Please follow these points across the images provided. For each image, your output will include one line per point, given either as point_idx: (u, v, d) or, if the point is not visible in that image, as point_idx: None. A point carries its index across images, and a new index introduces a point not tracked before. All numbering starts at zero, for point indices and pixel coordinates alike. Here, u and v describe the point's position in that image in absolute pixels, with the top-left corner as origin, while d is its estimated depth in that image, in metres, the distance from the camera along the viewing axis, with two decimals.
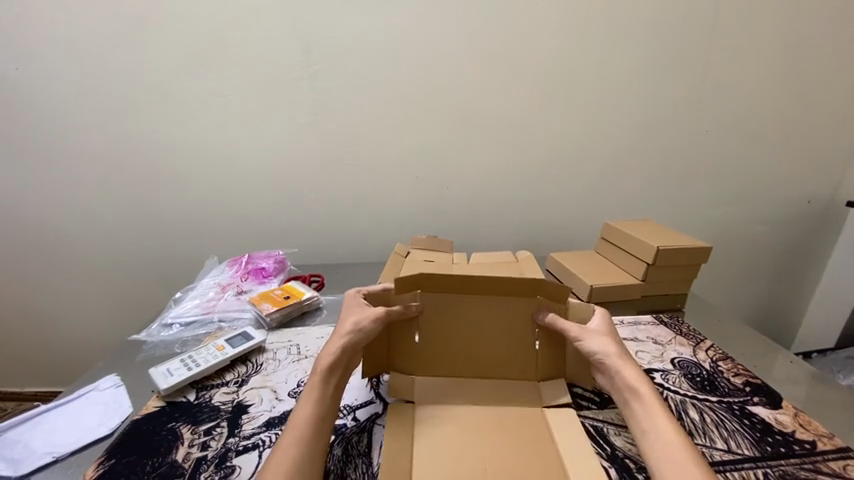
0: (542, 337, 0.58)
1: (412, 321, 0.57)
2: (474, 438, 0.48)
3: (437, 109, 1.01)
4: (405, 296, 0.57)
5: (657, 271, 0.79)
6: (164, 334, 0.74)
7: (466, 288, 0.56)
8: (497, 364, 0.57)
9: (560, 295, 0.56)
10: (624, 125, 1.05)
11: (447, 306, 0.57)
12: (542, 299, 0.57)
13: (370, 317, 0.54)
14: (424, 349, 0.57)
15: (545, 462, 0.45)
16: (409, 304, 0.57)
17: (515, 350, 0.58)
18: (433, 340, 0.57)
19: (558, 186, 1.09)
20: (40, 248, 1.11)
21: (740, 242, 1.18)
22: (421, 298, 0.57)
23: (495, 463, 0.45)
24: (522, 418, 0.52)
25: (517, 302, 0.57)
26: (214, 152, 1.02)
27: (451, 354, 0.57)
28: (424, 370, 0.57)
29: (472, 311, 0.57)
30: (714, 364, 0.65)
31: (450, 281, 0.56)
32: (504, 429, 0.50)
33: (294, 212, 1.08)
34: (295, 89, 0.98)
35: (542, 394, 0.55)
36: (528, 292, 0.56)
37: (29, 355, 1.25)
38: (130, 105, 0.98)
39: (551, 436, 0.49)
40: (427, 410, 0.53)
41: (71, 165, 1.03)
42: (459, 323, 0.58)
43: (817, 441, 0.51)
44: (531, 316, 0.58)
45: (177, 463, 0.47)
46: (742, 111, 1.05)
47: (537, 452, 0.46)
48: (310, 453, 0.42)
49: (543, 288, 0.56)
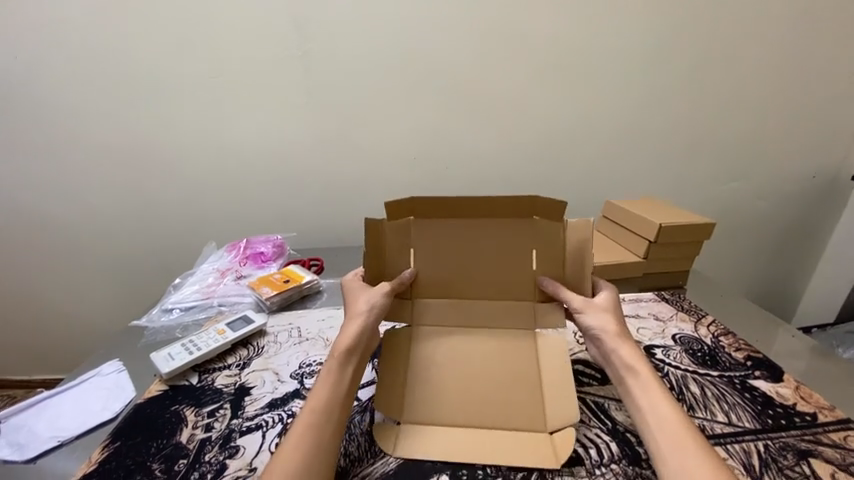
0: (539, 257, 0.55)
1: (406, 246, 0.56)
2: (462, 382, 0.52)
3: (434, 86, 0.98)
4: (397, 222, 0.56)
5: (659, 248, 0.78)
6: (165, 319, 0.74)
7: (462, 210, 0.55)
8: (496, 288, 0.56)
9: (556, 215, 0.53)
10: (627, 103, 1.02)
11: (442, 234, 0.56)
12: (538, 220, 0.54)
13: (380, 291, 0.54)
14: (422, 274, 0.56)
15: (532, 421, 0.48)
16: (404, 232, 0.56)
17: (514, 274, 0.56)
18: (427, 267, 0.56)
19: (557, 164, 1.07)
20: (40, 237, 1.10)
21: (742, 218, 1.16)
22: (414, 225, 0.56)
23: (476, 405, 0.50)
24: (510, 370, 0.52)
25: (513, 227, 0.55)
26: (206, 134, 1.00)
27: (451, 277, 0.56)
28: (422, 292, 0.57)
29: (468, 235, 0.56)
30: (716, 340, 0.65)
31: (441, 203, 0.54)
32: (498, 374, 0.52)
33: (291, 196, 1.07)
34: (286, 68, 0.95)
35: (538, 313, 0.55)
36: (522, 214, 0.54)
37: (32, 343, 1.26)
38: (119, 87, 0.95)
39: (536, 407, 0.49)
40: (427, 362, 0.53)
41: (65, 153, 1.01)
42: (454, 249, 0.56)
43: (818, 414, 0.51)
44: (527, 239, 0.55)
45: (182, 444, 0.48)
46: (748, 84, 1.02)
47: (520, 403, 0.50)
48: (330, 431, 0.43)
49: (539, 207, 0.53)
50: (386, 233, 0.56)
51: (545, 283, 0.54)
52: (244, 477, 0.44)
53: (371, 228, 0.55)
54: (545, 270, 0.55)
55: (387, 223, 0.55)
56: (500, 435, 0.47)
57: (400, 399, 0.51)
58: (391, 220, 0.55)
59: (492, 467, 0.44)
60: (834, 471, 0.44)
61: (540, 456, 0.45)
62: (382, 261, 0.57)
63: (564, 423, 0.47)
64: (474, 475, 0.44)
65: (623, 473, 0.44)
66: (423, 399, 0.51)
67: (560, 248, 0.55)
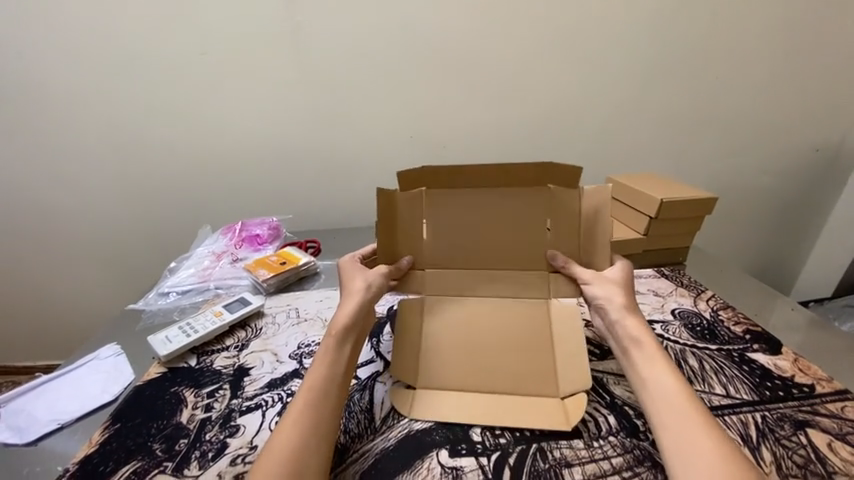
0: (552, 227, 0.54)
1: (416, 219, 0.56)
2: (471, 350, 0.52)
3: (429, 59, 0.94)
4: (409, 194, 0.55)
5: (660, 224, 0.77)
6: (162, 302, 0.73)
7: (475, 180, 0.53)
8: (510, 259, 0.55)
9: (571, 184, 0.52)
10: (629, 75, 0.99)
11: (455, 205, 0.55)
12: (553, 190, 0.53)
13: (377, 272, 0.54)
14: (435, 245, 0.56)
15: (544, 385, 0.50)
16: (416, 203, 0.55)
17: (527, 245, 0.55)
18: (437, 240, 0.56)
19: (557, 139, 1.04)
20: (30, 222, 1.08)
21: (744, 193, 1.15)
22: (426, 197, 0.55)
23: (486, 371, 0.51)
24: (521, 337, 0.53)
25: (527, 198, 0.54)
26: (196, 114, 0.97)
27: (464, 248, 0.56)
28: (436, 263, 0.56)
29: (481, 206, 0.55)
30: (715, 314, 0.65)
31: (454, 173, 0.53)
32: (508, 341, 0.53)
33: (285, 177, 1.05)
34: (276, 43, 0.91)
35: (549, 283, 0.55)
36: (536, 184, 0.53)
37: (27, 329, 1.24)
38: (104, 65, 0.92)
39: (550, 372, 0.50)
40: (436, 330, 0.54)
41: (52, 134, 0.99)
42: (467, 221, 0.55)
43: (815, 385, 0.52)
44: (540, 209, 0.54)
45: (182, 424, 0.48)
46: (753, 54, 0.99)
47: (531, 369, 0.51)
48: (328, 408, 0.43)
49: (554, 175, 0.52)
50: (397, 206, 0.55)
51: (557, 260, 0.54)
52: (245, 455, 0.44)
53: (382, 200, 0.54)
54: (558, 240, 0.55)
55: (399, 196, 0.54)
56: (510, 399, 0.49)
57: (413, 365, 0.52)
58: (402, 191, 0.54)
59: (492, 440, 0.45)
60: (830, 440, 0.44)
61: (555, 418, 0.46)
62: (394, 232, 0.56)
63: (575, 388, 0.48)
64: (473, 449, 0.44)
65: (620, 445, 0.44)
66: (428, 371, 0.52)
67: (573, 218, 0.54)
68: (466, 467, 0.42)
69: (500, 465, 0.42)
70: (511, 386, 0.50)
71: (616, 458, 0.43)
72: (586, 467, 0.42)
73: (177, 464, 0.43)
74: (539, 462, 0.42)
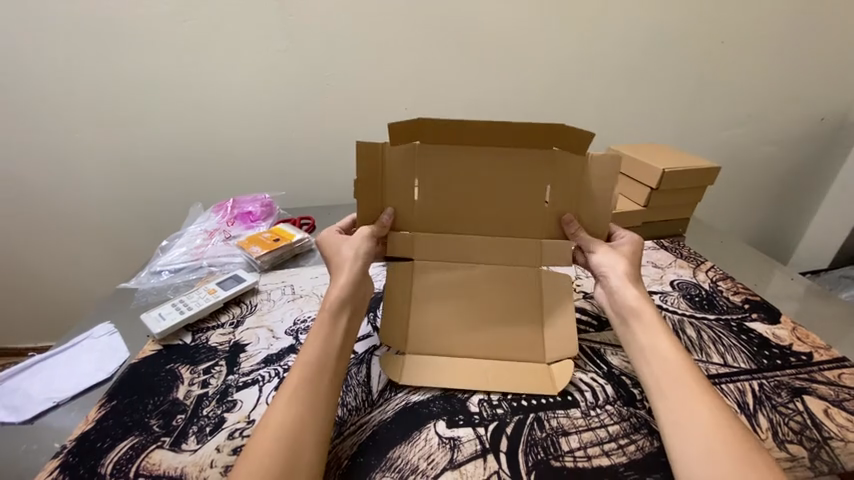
0: (552, 190, 0.52)
1: (409, 177, 0.52)
2: (462, 323, 0.52)
3: (426, 24, 0.90)
4: (400, 147, 0.51)
5: (661, 196, 0.75)
6: (154, 281, 0.72)
7: (472, 138, 0.50)
8: (503, 224, 0.53)
9: (580, 146, 0.49)
10: (632, 41, 0.95)
11: (448, 165, 0.52)
12: (557, 152, 0.50)
13: (361, 236, 0.53)
14: (424, 208, 0.54)
15: (531, 350, 0.51)
16: (409, 160, 0.52)
17: (522, 209, 0.53)
18: (428, 203, 0.53)
19: (557, 108, 1.01)
20: (7, 205, 1.03)
21: (747, 163, 1.12)
22: (417, 152, 0.51)
23: (475, 341, 0.52)
24: (510, 308, 0.53)
25: (529, 159, 0.51)
26: (180, 86, 0.92)
27: (455, 212, 0.53)
28: (425, 227, 0.54)
29: (475, 167, 0.52)
30: (714, 285, 0.65)
31: (449, 128, 0.49)
32: (499, 311, 0.53)
33: (276, 153, 1.01)
34: (259, 8, 0.86)
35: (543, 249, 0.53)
36: (541, 146, 0.50)
37: (8, 317, 1.19)
38: (78, 31, 0.86)
39: (538, 340, 0.52)
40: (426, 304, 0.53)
41: (24, 111, 0.93)
42: (459, 183, 0.52)
43: (814, 353, 0.52)
44: (541, 173, 0.51)
45: (179, 400, 0.48)
46: (761, 18, 0.95)
47: (520, 336, 0.52)
48: (326, 380, 0.43)
49: (563, 136, 0.48)
50: (386, 160, 0.51)
51: (568, 225, 0.52)
52: (243, 428, 0.44)
53: (372, 153, 0.51)
54: (556, 206, 0.53)
55: (388, 149, 0.51)
56: (498, 366, 0.50)
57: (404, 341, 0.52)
58: (394, 145, 0.51)
59: (489, 411, 0.45)
60: (827, 407, 0.45)
61: (541, 384, 0.48)
62: (381, 191, 0.53)
63: (562, 356, 0.50)
64: (470, 419, 0.44)
65: (617, 413, 0.45)
66: (423, 342, 0.52)
67: (575, 185, 0.51)
68: (464, 438, 0.42)
69: (498, 435, 0.42)
70: (500, 353, 0.51)
71: (612, 426, 0.43)
72: (583, 436, 0.42)
73: (175, 440, 0.43)
74: (536, 431, 0.43)
